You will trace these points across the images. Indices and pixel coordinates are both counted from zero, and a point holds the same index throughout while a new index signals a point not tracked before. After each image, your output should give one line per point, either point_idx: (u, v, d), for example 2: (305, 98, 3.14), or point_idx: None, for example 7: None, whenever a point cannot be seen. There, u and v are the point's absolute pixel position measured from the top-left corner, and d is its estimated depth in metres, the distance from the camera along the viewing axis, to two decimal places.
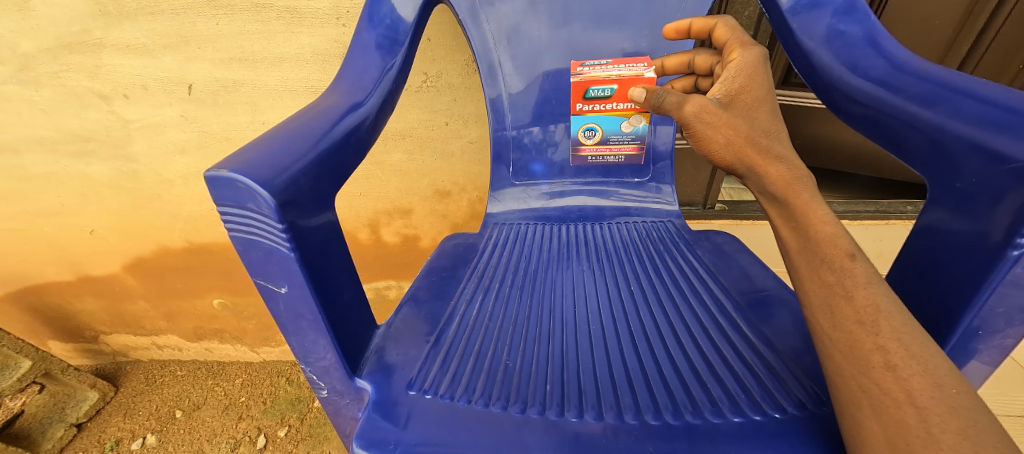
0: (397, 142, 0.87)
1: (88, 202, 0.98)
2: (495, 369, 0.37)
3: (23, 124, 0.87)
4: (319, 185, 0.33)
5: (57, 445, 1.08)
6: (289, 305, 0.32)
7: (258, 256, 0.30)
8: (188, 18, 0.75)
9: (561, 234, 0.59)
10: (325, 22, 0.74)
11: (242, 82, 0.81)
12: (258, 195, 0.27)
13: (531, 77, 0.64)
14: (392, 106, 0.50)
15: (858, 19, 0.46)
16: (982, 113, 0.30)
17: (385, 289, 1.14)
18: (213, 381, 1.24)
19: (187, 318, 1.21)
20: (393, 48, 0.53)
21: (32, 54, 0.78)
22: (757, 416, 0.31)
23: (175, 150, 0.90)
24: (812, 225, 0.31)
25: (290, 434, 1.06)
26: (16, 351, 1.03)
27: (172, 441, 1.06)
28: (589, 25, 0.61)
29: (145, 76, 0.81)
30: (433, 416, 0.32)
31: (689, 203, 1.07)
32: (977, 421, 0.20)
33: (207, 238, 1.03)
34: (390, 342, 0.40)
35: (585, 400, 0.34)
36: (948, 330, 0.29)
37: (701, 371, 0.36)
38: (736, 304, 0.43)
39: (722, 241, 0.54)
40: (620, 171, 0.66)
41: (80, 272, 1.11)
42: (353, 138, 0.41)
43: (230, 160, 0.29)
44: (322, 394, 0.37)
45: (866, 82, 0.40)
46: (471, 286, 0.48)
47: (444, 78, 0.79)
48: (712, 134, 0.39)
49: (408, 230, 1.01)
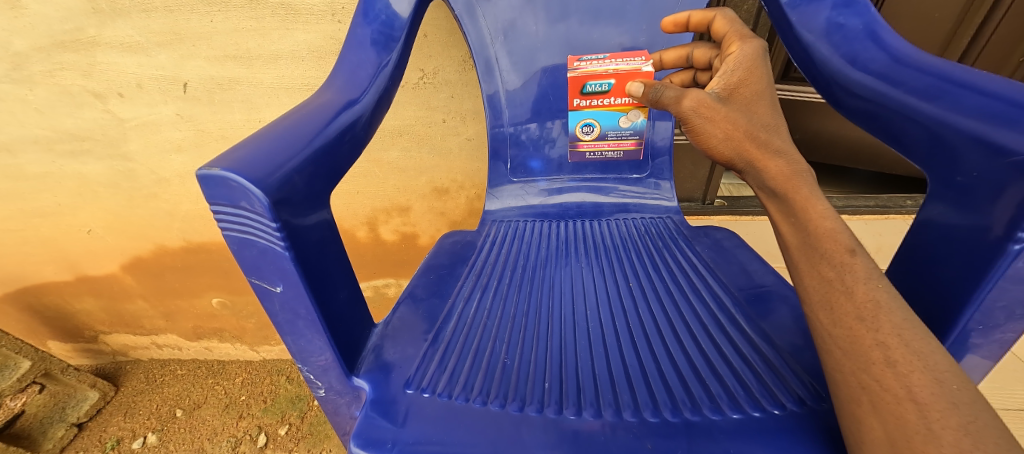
0: (394, 139, 0.87)
1: (85, 202, 0.98)
2: (493, 367, 0.37)
3: (18, 124, 0.86)
4: (314, 183, 0.33)
5: (58, 445, 1.08)
6: (285, 303, 0.32)
7: (252, 255, 0.30)
8: (181, 14, 0.74)
9: (559, 231, 0.59)
10: (320, 19, 0.73)
11: (238, 80, 0.80)
12: (251, 194, 0.27)
13: (528, 73, 0.63)
14: (387, 103, 0.50)
15: (858, 12, 0.45)
16: (983, 106, 0.29)
17: (384, 287, 1.14)
18: (214, 380, 1.24)
19: (186, 317, 1.21)
20: (388, 45, 0.53)
21: (25, 52, 0.78)
22: (757, 412, 0.31)
23: (171, 148, 0.90)
24: (811, 220, 0.31)
25: (291, 433, 1.06)
26: (16, 351, 1.03)
27: (173, 440, 1.06)
28: (586, 20, 0.61)
29: (140, 74, 0.80)
30: (431, 414, 0.32)
31: (689, 199, 1.07)
32: (978, 417, 0.20)
33: (205, 237, 1.03)
34: (388, 341, 0.40)
35: (584, 397, 0.34)
36: (948, 325, 0.28)
37: (700, 368, 0.36)
38: (735, 300, 0.43)
39: (722, 237, 0.53)
40: (618, 168, 0.66)
41: (77, 272, 1.11)
42: (349, 135, 0.40)
43: (223, 158, 0.29)
44: (320, 393, 0.37)
45: (865, 75, 0.40)
46: (469, 284, 0.48)
47: (441, 74, 0.79)
48: (711, 129, 0.39)
49: (406, 228, 1.01)
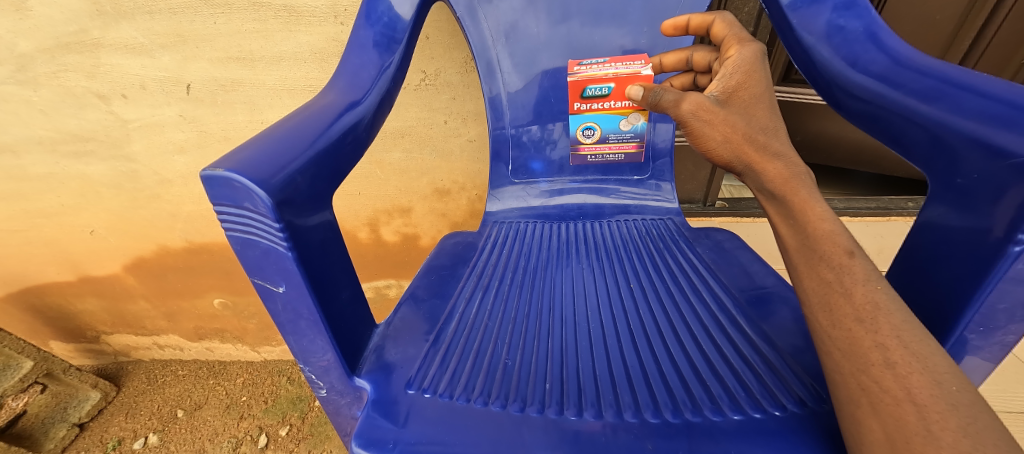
0: (396, 140, 0.87)
1: (87, 203, 0.98)
2: (494, 367, 0.37)
3: (22, 124, 0.87)
4: (317, 184, 0.33)
5: (59, 445, 1.08)
6: (288, 303, 0.32)
7: (255, 255, 0.30)
8: (185, 16, 0.74)
9: (560, 232, 0.59)
10: (323, 21, 0.74)
11: (241, 81, 0.81)
12: (254, 195, 0.27)
13: (529, 76, 0.64)
14: (390, 105, 0.50)
15: (858, 14, 0.45)
16: (984, 108, 0.29)
17: (385, 288, 1.14)
18: (215, 380, 1.24)
19: (187, 318, 1.21)
20: (391, 46, 0.53)
21: (30, 53, 0.78)
22: (757, 413, 0.31)
23: (174, 150, 0.90)
24: (810, 222, 0.31)
25: (291, 434, 1.06)
26: (17, 351, 1.03)
27: (174, 440, 1.07)
28: (587, 22, 0.61)
29: (144, 75, 0.81)
30: (432, 415, 0.32)
31: (689, 200, 1.07)
32: (977, 419, 0.20)
33: (207, 237, 1.04)
34: (389, 341, 0.40)
35: (585, 398, 0.34)
36: (949, 326, 0.28)
37: (700, 368, 0.36)
38: (736, 301, 0.43)
39: (723, 239, 0.53)
40: (620, 169, 0.66)
41: (80, 272, 1.12)
42: (351, 136, 0.40)
43: (226, 158, 0.29)
44: (321, 393, 0.37)
45: (866, 77, 0.40)
46: (470, 285, 0.48)
47: (443, 76, 0.79)
48: (710, 132, 0.39)
49: (407, 229, 1.01)
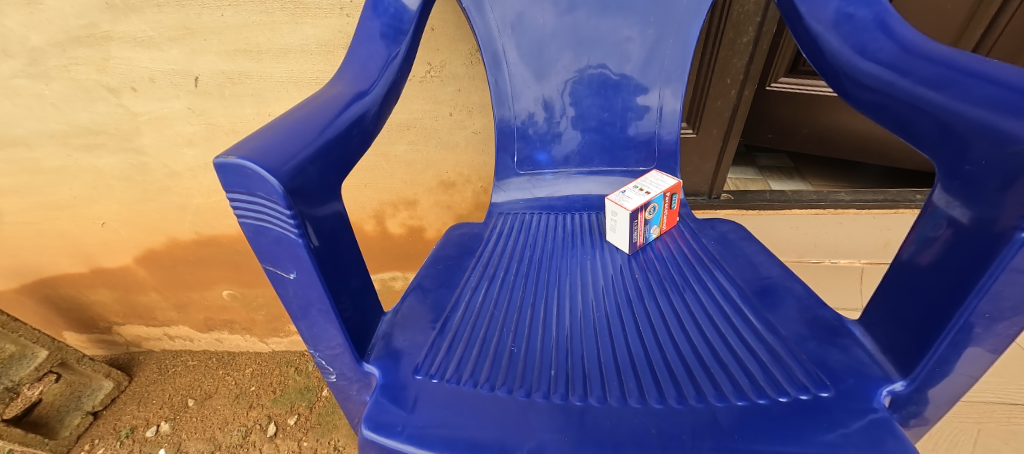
0: (402, 133, 0.88)
1: (99, 195, 1.00)
2: (500, 355, 0.38)
3: (35, 119, 0.88)
4: (326, 173, 0.33)
5: (75, 431, 1.11)
6: (299, 290, 0.33)
7: (267, 243, 0.31)
8: (193, 9, 0.75)
9: (566, 224, 0.60)
10: (328, 13, 0.74)
11: (249, 74, 0.81)
12: (267, 183, 0.28)
13: (535, 67, 0.64)
14: (396, 95, 0.50)
15: (869, 2, 0.45)
16: (993, 95, 0.29)
17: (392, 279, 1.15)
18: (224, 370, 1.27)
19: (197, 309, 1.23)
20: (397, 38, 0.53)
21: (41, 47, 0.79)
22: (761, 399, 0.31)
23: (183, 142, 0.91)
24: None
25: (299, 423, 1.08)
26: (33, 341, 1.04)
27: (185, 429, 1.09)
28: (594, 12, 0.61)
29: (153, 68, 0.81)
30: (439, 399, 0.33)
31: (695, 193, 1.07)
32: None
33: (216, 229, 1.05)
34: (398, 329, 0.40)
35: (590, 385, 0.34)
36: (951, 315, 0.29)
37: (704, 356, 0.37)
38: (741, 291, 0.43)
39: (728, 230, 0.53)
40: (625, 160, 0.66)
41: (92, 264, 1.14)
42: (358, 127, 0.41)
43: (237, 147, 0.30)
44: (331, 379, 0.38)
45: (874, 66, 0.40)
46: (476, 275, 0.48)
47: (448, 68, 0.79)
48: None
49: (413, 221, 1.02)
